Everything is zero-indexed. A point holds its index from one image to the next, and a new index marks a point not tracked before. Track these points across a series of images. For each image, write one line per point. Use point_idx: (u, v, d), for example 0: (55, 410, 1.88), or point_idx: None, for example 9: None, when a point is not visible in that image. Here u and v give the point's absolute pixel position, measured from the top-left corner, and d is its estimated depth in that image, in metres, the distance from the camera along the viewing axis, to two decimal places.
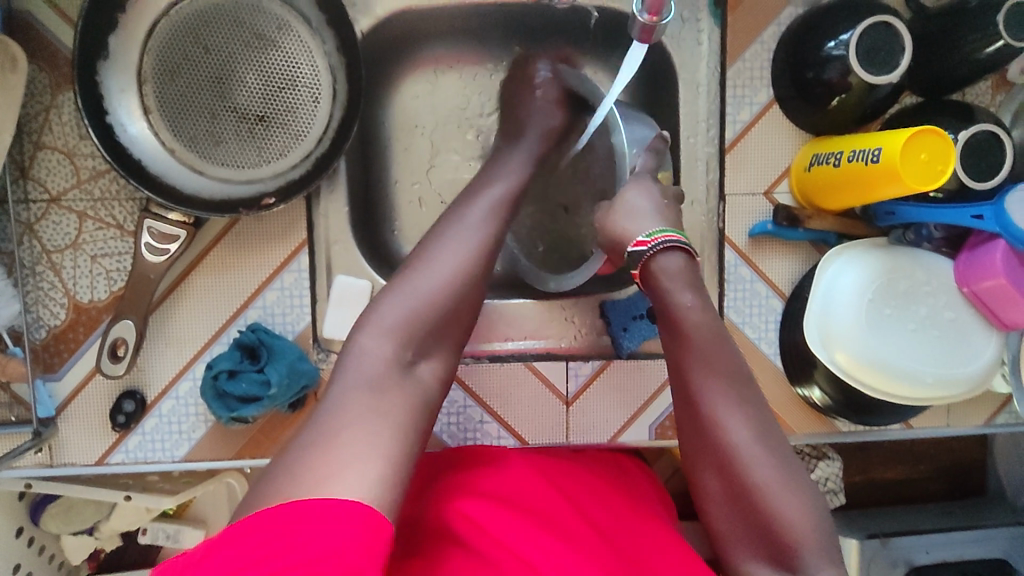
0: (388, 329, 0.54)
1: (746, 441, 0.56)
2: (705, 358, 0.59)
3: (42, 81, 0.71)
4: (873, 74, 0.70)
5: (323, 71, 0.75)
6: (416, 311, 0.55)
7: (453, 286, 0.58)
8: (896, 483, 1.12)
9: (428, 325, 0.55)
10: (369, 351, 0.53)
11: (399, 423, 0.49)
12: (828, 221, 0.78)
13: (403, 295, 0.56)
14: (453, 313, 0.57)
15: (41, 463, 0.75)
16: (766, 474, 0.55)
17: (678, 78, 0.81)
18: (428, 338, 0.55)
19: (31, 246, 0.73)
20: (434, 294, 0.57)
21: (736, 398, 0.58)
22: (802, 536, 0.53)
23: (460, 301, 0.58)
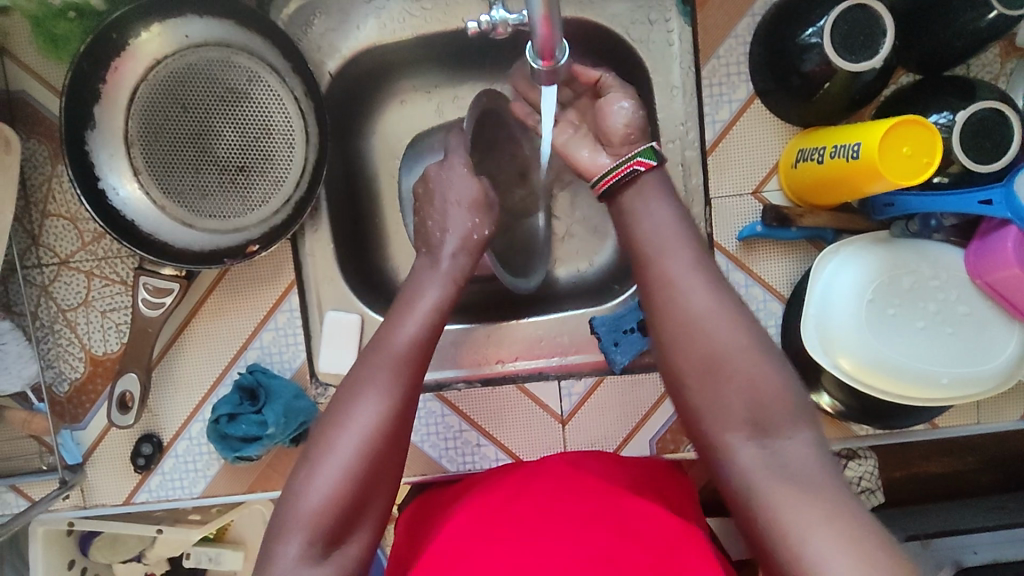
0: (294, 525, 0.52)
1: (711, 309, 0.57)
2: (676, 258, 0.61)
3: (42, 154, 0.77)
4: (852, 61, 0.66)
5: (295, 116, 0.77)
6: (326, 492, 0.53)
7: (357, 461, 0.54)
8: (942, 477, 1.05)
9: (340, 503, 0.53)
10: (280, 553, 0.51)
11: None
12: (821, 217, 0.74)
13: (308, 477, 0.54)
14: (366, 485, 0.54)
15: (76, 504, 0.81)
16: (740, 352, 0.56)
17: (652, 82, 0.79)
18: (351, 509, 0.54)
19: (48, 306, 0.78)
20: (340, 472, 0.53)
21: (702, 279, 0.59)
22: (773, 408, 0.53)
23: (372, 473, 0.55)
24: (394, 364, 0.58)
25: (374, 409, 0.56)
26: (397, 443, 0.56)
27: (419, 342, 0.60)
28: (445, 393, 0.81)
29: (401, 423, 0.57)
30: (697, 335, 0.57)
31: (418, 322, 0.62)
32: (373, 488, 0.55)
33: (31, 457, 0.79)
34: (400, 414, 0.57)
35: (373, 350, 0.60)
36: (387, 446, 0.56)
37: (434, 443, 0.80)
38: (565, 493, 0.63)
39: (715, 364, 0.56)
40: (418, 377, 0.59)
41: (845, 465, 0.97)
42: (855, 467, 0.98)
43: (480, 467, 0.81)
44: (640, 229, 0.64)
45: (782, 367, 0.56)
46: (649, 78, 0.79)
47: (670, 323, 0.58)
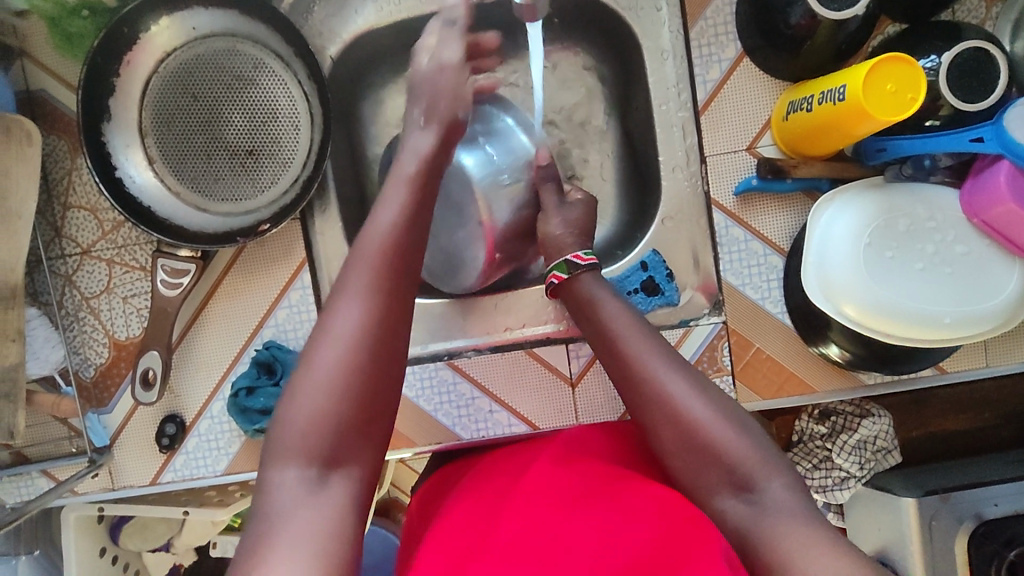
0: (287, 449, 0.50)
1: (690, 398, 0.58)
2: (634, 331, 0.62)
3: (62, 148, 0.81)
4: (835, 10, 0.68)
5: (300, 99, 0.80)
6: (315, 402, 0.51)
7: (341, 372, 0.51)
8: (959, 434, 1.05)
9: (333, 421, 0.51)
10: (277, 476, 0.49)
11: (311, 543, 0.45)
12: (815, 168, 0.75)
13: (298, 395, 0.51)
14: (358, 393, 0.52)
15: (105, 486, 0.83)
16: (715, 412, 0.57)
17: (642, 47, 0.81)
18: (343, 420, 0.51)
19: (72, 295, 0.82)
20: (330, 387, 0.51)
21: (665, 359, 0.60)
22: (749, 461, 0.54)
23: (363, 378, 0.52)
24: (372, 262, 0.55)
25: (356, 317, 0.53)
26: (388, 344, 0.54)
27: (399, 233, 0.57)
28: (455, 361, 0.82)
29: (384, 322, 0.54)
30: (673, 411, 0.57)
31: (396, 208, 0.59)
32: (367, 395, 0.52)
33: (61, 442, 0.82)
34: (387, 313, 0.54)
35: (353, 254, 0.57)
36: (375, 347, 0.53)
37: (447, 411, 0.82)
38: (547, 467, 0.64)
39: (689, 435, 0.56)
40: (403, 275, 0.56)
41: (859, 423, 0.98)
42: (869, 426, 0.98)
43: (494, 433, 0.82)
44: (603, 306, 0.65)
45: (756, 431, 0.57)
46: (639, 44, 0.81)
47: (646, 401, 0.59)
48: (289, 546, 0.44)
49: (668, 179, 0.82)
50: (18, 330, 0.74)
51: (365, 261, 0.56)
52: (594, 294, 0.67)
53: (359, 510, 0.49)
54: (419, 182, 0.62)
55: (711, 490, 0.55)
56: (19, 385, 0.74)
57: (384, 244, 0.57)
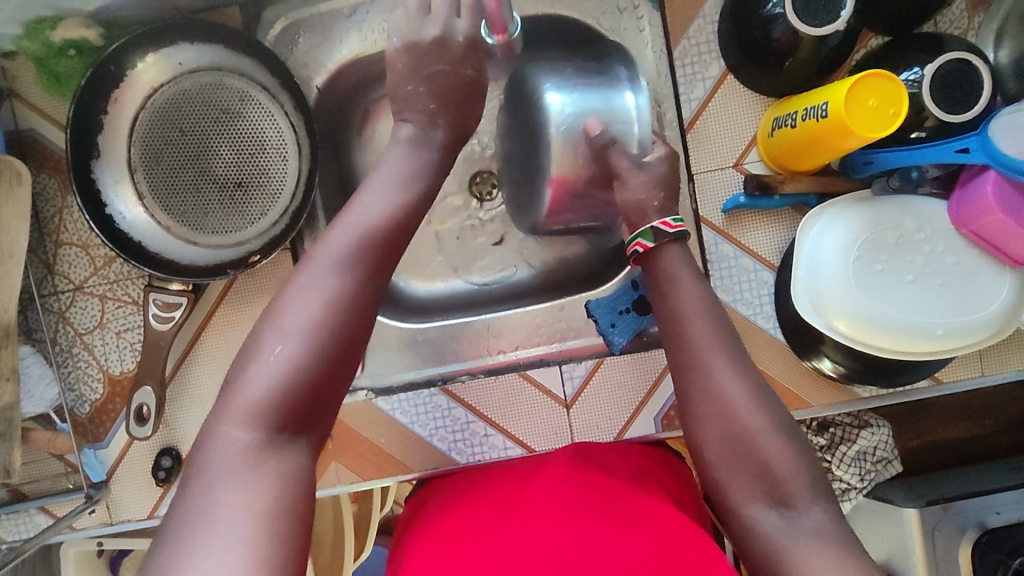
0: (239, 406, 0.50)
1: (744, 403, 0.57)
2: (704, 320, 0.61)
3: (52, 186, 0.81)
4: (817, 26, 0.68)
5: (287, 130, 0.80)
6: (270, 374, 0.51)
7: (303, 346, 0.51)
8: (959, 442, 1.04)
9: (296, 387, 0.51)
10: (228, 431, 0.49)
11: (257, 507, 0.46)
12: (803, 183, 0.75)
13: (261, 354, 0.52)
14: (317, 371, 0.52)
15: (103, 521, 0.83)
16: (769, 421, 0.56)
17: (626, 68, 0.81)
18: (296, 404, 0.51)
19: (66, 331, 0.82)
20: (295, 350, 0.51)
21: (726, 356, 0.59)
22: (794, 476, 0.54)
23: (331, 346, 0.52)
24: (355, 235, 0.56)
25: (324, 288, 0.53)
26: (355, 317, 0.54)
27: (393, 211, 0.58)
28: (449, 386, 0.82)
29: (358, 308, 0.54)
30: (721, 415, 0.57)
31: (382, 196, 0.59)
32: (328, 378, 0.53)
33: (57, 478, 0.82)
34: (365, 287, 0.54)
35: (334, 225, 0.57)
36: (348, 317, 0.53)
37: (442, 437, 0.82)
38: (555, 477, 0.64)
39: (734, 442, 0.56)
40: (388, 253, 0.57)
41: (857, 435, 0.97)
42: (868, 436, 0.97)
43: (489, 457, 0.82)
44: (675, 288, 0.64)
45: (807, 450, 0.56)
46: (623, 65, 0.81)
47: (702, 396, 0.58)
48: (240, 510, 0.45)
49: None
50: (12, 369, 0.74)
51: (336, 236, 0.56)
52: (675, 273, 0.65)
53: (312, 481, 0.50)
54: (411, 153, 0.64)
55: (741, 498, 0.55)
56: (14, 424, 0.74)
57: (365, 223, 0.57)
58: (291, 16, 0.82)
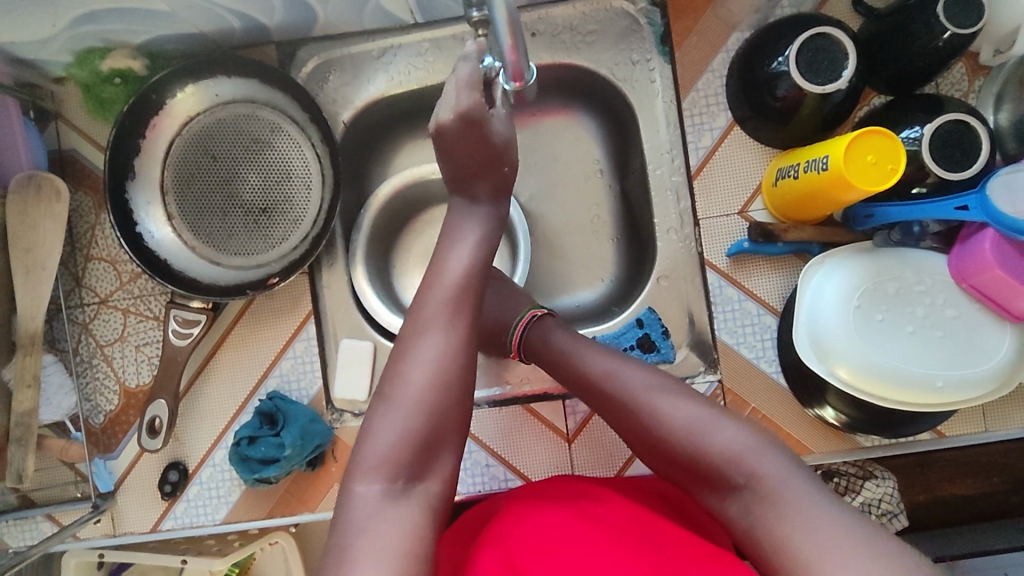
0: (369, 468, 0.54)
1: (699, 427, 0.60)
2: (626, 373, 0.66)
3: (87, 204, 0.86)
4: (820, 84, 0.72)
5: (312, 160, 0.85)
6: (393, 438, 0.55)
7: (427, 389, 0.57)
8: (966, 500, 1.02)
9: (414, 437, 0.55)
10: (361, 492, 0.54)
11: (397, 555, 0.50)
12: (806, 231, 0.78)
13: (375, 418, 0.56)
14: (435, 416, 0.56)
15: (107, 532, 0.85)
16: (736, 436, 0.59)
17: (638, 116, 0.85)
18: (415, 457, 0.55)
19: (88, 342, 0.85)
20: (406, 410, 0.56)
21: (668, 395, 0.64)
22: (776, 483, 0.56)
23: (444, 393, 0.57)
24: (448, 294, 0.61)
25: (438, 339, 0.59)
26: (467, 363, 0.59)
27: (469, 269, 0.62)
28: None
29: (465, 351, 0.59)
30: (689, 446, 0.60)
31: (469, 247, 0.64)
32: (444, 425, 0.57)
33: (65, 487, 0.84)
34: (464, 343, 0.59)
35: (427, 286, 0.62)
36: (453, 377, 0.58)
37: None
38: (574, 515, 0.64)
39: (717, 470, 0.59)
40: (474, 304, 0.61)
41: (862, 486, 0.95)
42: (873, 488, 0.95)
43: (489, 488, 0.83)
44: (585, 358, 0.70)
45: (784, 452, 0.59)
46: (635, 113, 0.85)
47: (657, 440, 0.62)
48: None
49: (662, 240, 0.84)
50: (34, 376, 0.77)
51: (434, 291, 0.61)
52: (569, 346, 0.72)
53: (436, 526, 0.54)
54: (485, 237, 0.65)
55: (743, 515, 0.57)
56: (30, 431, 0.76)
57: (461, 285, 0.61)
58: (323, 55, 0.87)
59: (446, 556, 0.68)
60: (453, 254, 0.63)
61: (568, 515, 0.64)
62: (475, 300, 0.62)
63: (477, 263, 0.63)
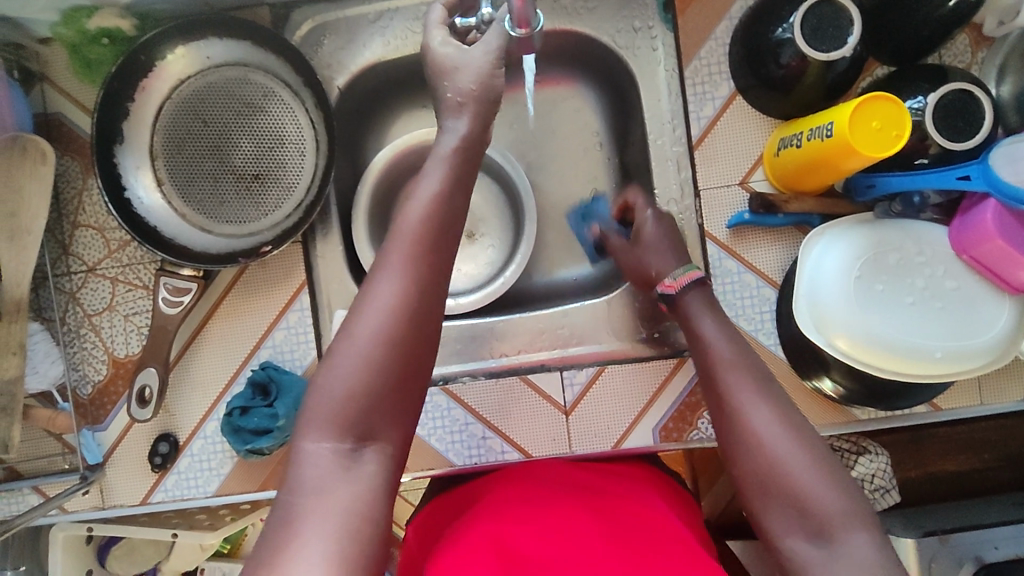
0: (320, 423, 0.51)
1: (778, 423, 0.56)
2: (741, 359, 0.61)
3: (74, 169, 0.83)
4: (824, 51, 0.71)
5: (306, 126, 0.83)
6: (345, 392, 0.51)
7: (380, 342, 0.52)
8: (958, 476, 1.03)
9: (367, 390, 0.52)
10: (310, 448, 0.50)
11: (348, 517, 0.47)
12: (807, 202, 0.77)
13: (326, 369, 0.52)
14: (392, 371, 0.52)
15: (96, 505, 0.83)
16: (763, 422, 0.56)
17: (639, 85, 0.84)
18: (368, 414, 0.51)
19: (75, 311, 0.83)
20: (359, 363, 0.52)
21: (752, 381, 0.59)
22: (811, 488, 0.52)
23: (402, 347, 0.53)
24: (411, 237, 0.55)
25: (398, 283, 0.54)
26: (428, 313, 0.54)
27: (436, 208, 0.56)
28: (450, 387, 0.83)
29: (427, 301, 0.54)
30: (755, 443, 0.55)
31: (436, 183, 0.58)
32: (401, 382, 0.53)
33: (53, 458, 0.82)
34: (426, 292, 0.54)
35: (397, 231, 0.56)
36: (413, 330, 0.53)
37: (440, 437, 0.82)
38: (567, 501, 0.66)
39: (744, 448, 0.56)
40: (439, 253, 0.56)
41: (855, 462, 0.96)
42: (866, 464, 0.96)
43: (485, 460, 0.82)
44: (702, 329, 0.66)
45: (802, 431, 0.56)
46: (636, 82, 0.83)
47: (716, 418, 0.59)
48: (317, 534, 0.46)
49: (662, 212, 0.83)
50: (20, 344, 0.75)
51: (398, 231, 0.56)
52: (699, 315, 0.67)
53: (391, 491, 0.51)
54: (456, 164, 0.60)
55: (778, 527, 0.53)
56: (17, 400, 0.75)
57: (424, 227, 0.56)
58: (318, 19, 0.85)
59: (433, 527, 0.69)
60: (418, 199, 0.57)
61: (560, 501, 0.65)
62: (443, 243, 0.56)
63: (445, 203, 0.57)
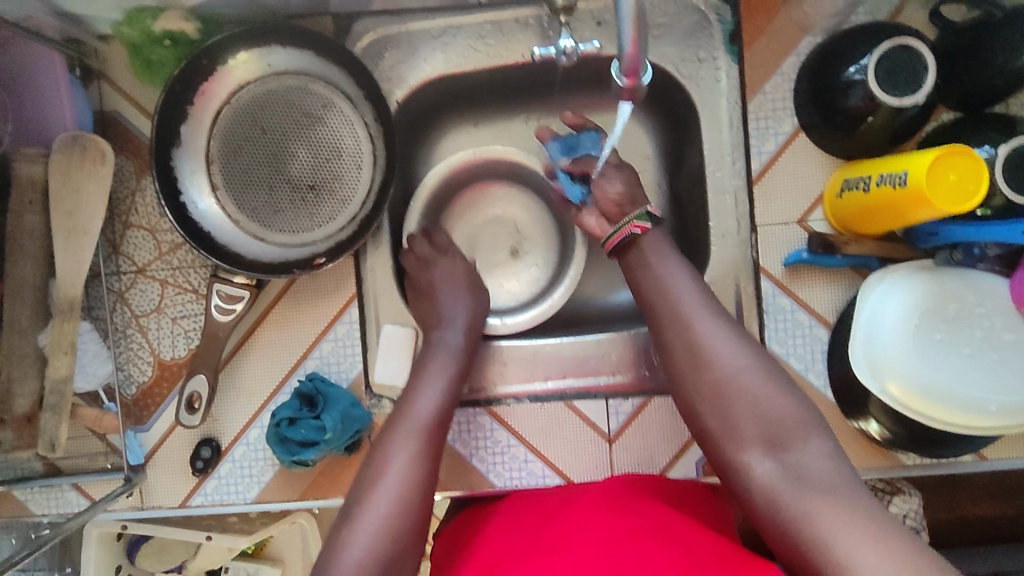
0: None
1: (727, 350, 0.66)
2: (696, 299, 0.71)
3: (129, 169, 0.83)
4: (896, 96, 0.70)
5: (364, 139, 0.83)
6: (360, 553, 0.59)
7: (387, 524, 0.61)
8: (988, 520, 1.03)
9: (380, 558, 0.59)
10: None
11: None
12: (867, 246, 0.77)
13: (343, 542, 0.60)
14: (399, 539, 0.61)
15: (134, 505, 0.84)
16: (746, 406, 0.63)
17: (700, 115, 0.83)
18: (384, 568, 0.60)
19: (123, 312, 0.83)
20: (373, 533, 0.60)
21: (714, 317, 0.69)
22: (788, 423, 0.61)
23: (403, 513, 0.62)
24: (421, 420, 0.70)
25: (405, 460, 0.66)
26: (424, 492, 0.65)
27: (439, 409, 0.72)
28: (495, 408, 0.84)
29: (428, 469, 0.67)
30: (709, 363, 0.66)
31: (435, 389, 0.74)
32: (406, 548, 0.61)
33: (95, 457, 0.82)
34: (428, 463, 0.67)
35: (398, 417, 0.71)
36: (410, 502, 0.63)
37: (482, 457, 0.83)
38: (585, 514, 0.67)
39: (728, 388, 0.65)
40: (441, 428, 0.71)
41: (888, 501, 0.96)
42: (899, 503, 0.96)
43: (527, 483, 0.82)
44: (663, 273, 0.74)
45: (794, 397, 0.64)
46: (697, 112, 0.83)
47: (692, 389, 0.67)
48: None
49: (717, 245, 0.83)
50: (71, 344, 0.75)
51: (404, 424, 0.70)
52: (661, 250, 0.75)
53: None
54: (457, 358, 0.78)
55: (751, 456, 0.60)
56: (66, 398, 0.75)
57: (433, 416, 0.71)
58: (381, 31, 0.84)
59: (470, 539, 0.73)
60: (422, 397, 0.73)
61: (580, 516, 0.67)
62: (439, 428, 0.71)
63: (440, 409, 0.72)
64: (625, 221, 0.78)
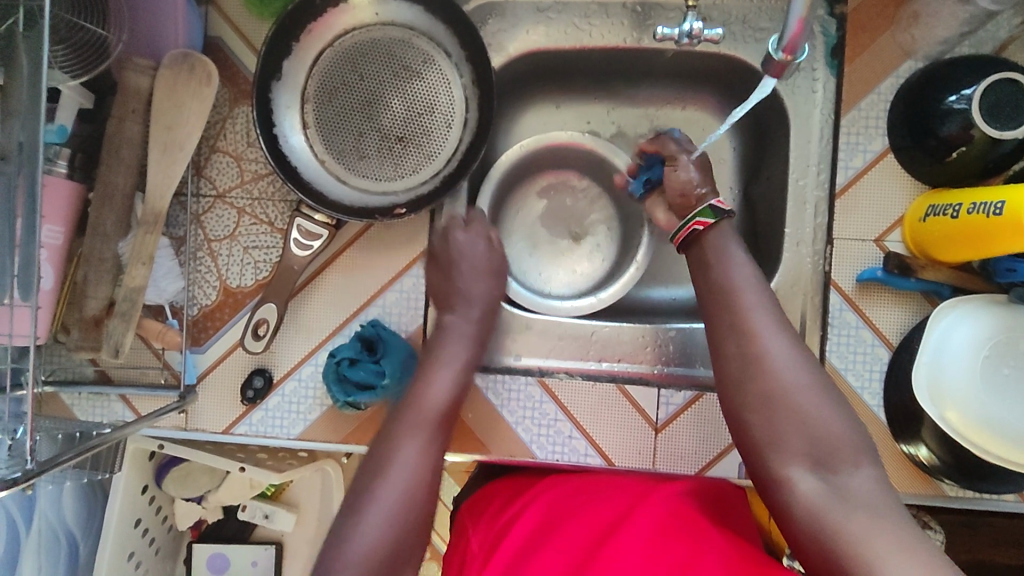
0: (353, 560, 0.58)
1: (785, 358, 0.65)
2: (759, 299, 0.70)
3: (224, 96, 0.84)
4: (996, 129, 0.69)
5: (458, 100, 0.84)
6: (374, 536, 0.60)
7: (400, 502, 0.62)
8: (1005, 568, 1.03)
9: (392, 537, 0.60)
10: None
11: None
12: (944, 273, 0.77)
13: (357, 520, 0.61)
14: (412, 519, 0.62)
15: (179, 425, 0.84)
16: (793, 419, 0.62)
17: (791, 123, 0.84)
18: (399, 545, 0.61)
19: (197, 234, 0.84)
20: (385, 516, 0.61)
21: (774, 325, 0.68)
22: (842, 443, 0.61)
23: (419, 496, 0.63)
24: (429, 405, 0.71)
25: (416, 444, 0.67)
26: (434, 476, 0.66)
27: (451, 394, 0.73)
28: (547, 379, 0.83)
29: (435, 453, 0.67)
30: (770, 371, 0.65)
31: (450, 372, 0.74)
32: (417, 527, 0.63)
33: (150, 371, 0.84)
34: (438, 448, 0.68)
35: (409, 400, 0.71)
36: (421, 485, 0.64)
37: (527, 427, 0.83)
38: (617, 503, 0.71)
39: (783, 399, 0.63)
40: (447, 417, 0.72)
41: None
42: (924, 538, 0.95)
43: (568, 459, 0.83)
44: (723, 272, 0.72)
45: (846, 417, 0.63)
46: (789, 121, 0.85)
47: (741, 393, 0.66)
48: None
49: (790, 251, 0.84)
50: (150, 256, 0.76)
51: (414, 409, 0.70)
52: (722, 245, 0.74)
53: None
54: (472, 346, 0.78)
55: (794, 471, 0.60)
56: (136, 307, 0.75)
57: (445, 397, 0.72)
58: None
59: (499, 510, 0.76)
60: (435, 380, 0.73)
61: (610, 504, 0.71)
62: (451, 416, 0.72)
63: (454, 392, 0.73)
64: (690, 217, 0.77)
